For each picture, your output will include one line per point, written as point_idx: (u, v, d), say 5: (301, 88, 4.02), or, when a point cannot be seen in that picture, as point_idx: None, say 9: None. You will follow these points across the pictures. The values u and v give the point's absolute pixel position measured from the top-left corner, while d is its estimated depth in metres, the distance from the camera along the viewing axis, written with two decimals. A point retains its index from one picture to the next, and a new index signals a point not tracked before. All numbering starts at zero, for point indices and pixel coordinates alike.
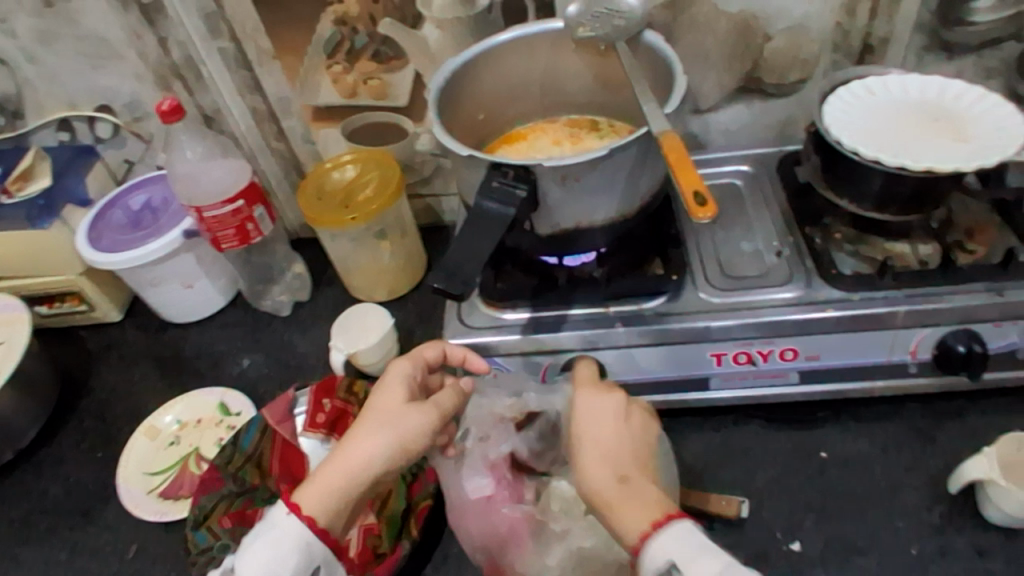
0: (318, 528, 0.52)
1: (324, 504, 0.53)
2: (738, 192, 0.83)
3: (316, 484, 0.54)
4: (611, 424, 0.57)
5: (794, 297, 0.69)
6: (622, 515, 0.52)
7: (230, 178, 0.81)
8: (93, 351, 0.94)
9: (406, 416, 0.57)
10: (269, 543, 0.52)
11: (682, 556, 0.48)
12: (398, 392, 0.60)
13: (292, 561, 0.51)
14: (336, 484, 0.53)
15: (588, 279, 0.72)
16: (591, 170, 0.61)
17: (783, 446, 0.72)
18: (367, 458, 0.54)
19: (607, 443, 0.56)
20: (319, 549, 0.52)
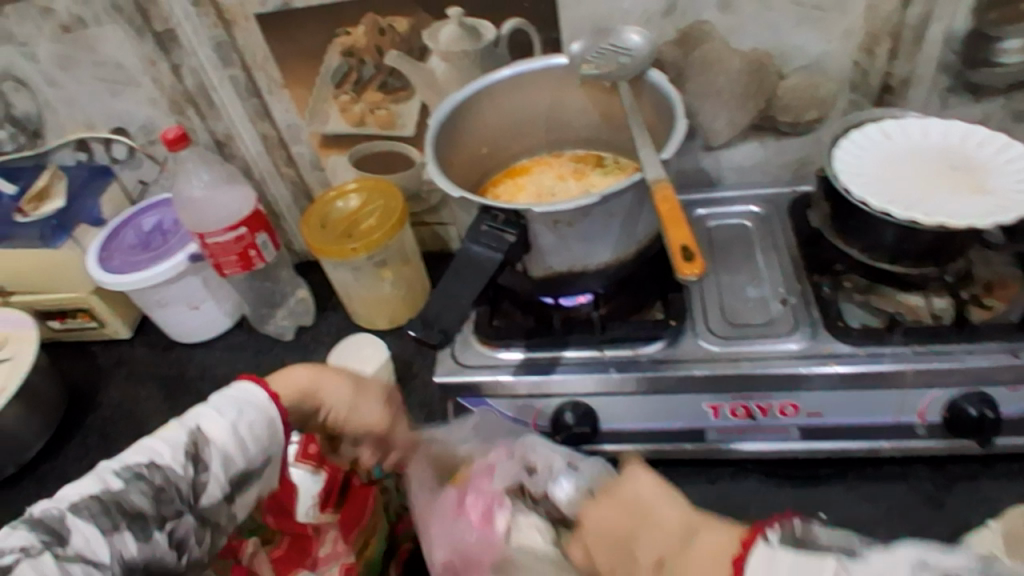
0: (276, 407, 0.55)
1: (286, 389, 0.58)
2: (748, 234, 0.80)
3: (290, 376, 0.58)
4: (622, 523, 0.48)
5: (797, 349, 0.66)
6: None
7: (235, 205, 0.82)
8: (101, 367, 0.96)
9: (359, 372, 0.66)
10: (240, 411, 0.53)
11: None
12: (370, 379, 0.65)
13: (255, 416, 0.53)
14: (305, 383, 0.58)
15: (584, 321, 0.71)
16: (584, 217, 0.60)
17: (780, 505, 0.69)
18: (333, 391, 0.60)
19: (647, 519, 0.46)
20: (279, 437, 0.55)
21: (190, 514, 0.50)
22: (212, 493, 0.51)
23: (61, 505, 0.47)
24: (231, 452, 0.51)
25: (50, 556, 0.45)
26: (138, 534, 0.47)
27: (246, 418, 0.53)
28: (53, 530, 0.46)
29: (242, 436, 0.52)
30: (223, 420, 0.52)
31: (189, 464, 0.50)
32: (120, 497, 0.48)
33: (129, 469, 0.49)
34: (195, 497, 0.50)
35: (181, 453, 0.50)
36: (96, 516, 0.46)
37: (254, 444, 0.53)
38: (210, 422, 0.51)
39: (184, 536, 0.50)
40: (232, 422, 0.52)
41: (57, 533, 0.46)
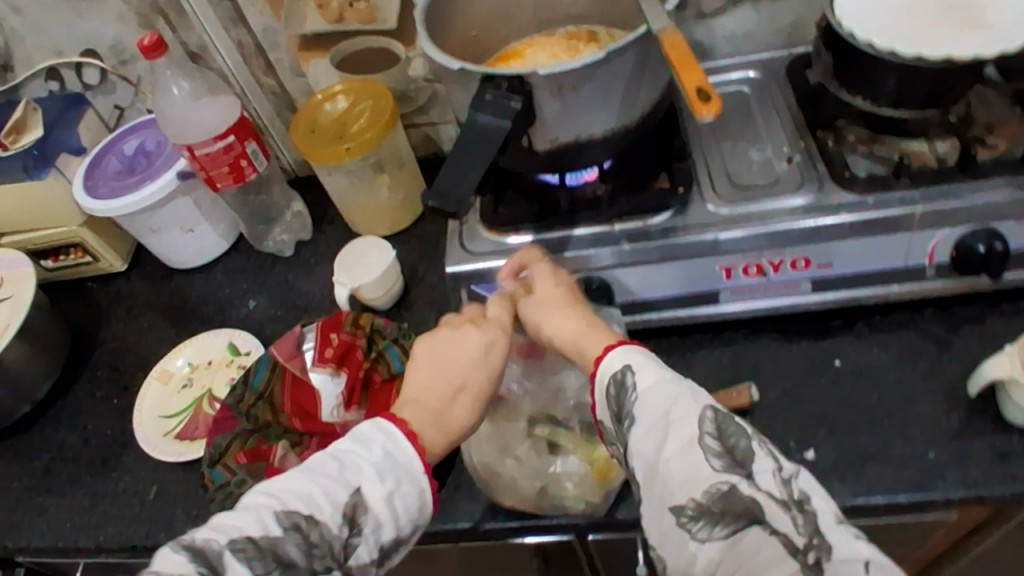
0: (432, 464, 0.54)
1: (441, 443, 0.55)
2: (747, 100, 0.79)
3: (426, 424, 0.55)
4: (563, 287, 0.62)
5: (804, 204, 0.66)
6: (589, 344, 0.57)
7: (219, 115, 0.79)
8: (101, 302, 0.94)
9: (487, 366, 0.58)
10: (397, 480, 0.51)
11: (638, 361, 0.52)
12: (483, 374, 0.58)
13: (414, 502, 0.52)
14: (441, 430, 0.55)
15: (591, 200, 0.70)
16: (586, 80, 0.58)
17: (795, 357, 0.70)
18: (461, 415, 0.56)
19: (572, 298, 0.61)
20: (429, 510, 0.53)
21: (337, 574, 0.48)
22: (363, 562, 0.50)
23: (221, 539, 0.47)
24: (383, 524, 0.50)
25: None
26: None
27: (404, 489, 0.51)
28: (211, 564, 0.46)
29: (396, 512, 0.51)
30: (385, 493, 0.50)
31: (344, 525, 0.49)
32: (278, 546, 0.47)
33: (289, 517, 0.48)
34: (344, 557, 0.49)
35: (339, 513, 0.49)
36: (251, 560, 0.46)
37: (405, 518, 0.51)
38: (370, 487, 0.50)
39: None
40: (390, 492, 0.51)
41: (216, 570, 0.45)
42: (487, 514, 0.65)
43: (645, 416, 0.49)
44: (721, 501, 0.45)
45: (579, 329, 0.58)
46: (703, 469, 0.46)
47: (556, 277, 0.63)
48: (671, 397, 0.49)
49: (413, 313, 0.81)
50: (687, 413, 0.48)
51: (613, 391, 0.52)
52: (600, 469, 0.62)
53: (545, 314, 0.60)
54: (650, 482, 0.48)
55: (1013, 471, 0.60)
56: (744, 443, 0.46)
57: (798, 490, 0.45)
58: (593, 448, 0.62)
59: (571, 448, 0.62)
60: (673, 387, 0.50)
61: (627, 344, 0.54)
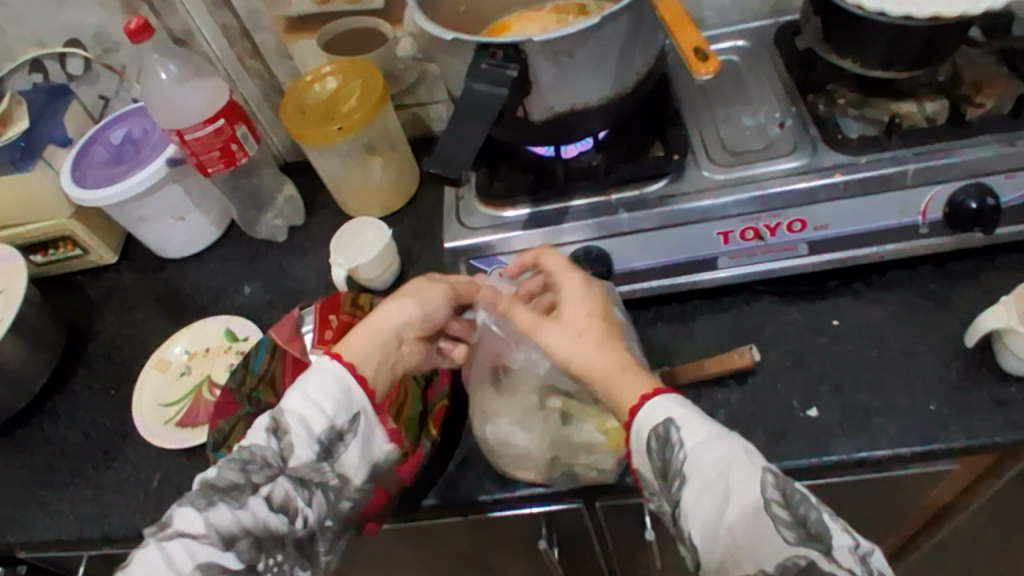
0: (356, 373, 0.56)
1: (363, 355, 0.57)
2: (737, 69, 0.79)
3: (351, 340, 0.58)
4: (592, 310, 0.58)
5: (799, 166, 0.67)
6: (618, 388, 0.54)
7: (207, 99, 0.78)
8: (93, 295, 0.92)
9: (421, 290, 0.61)
10: (307, 381, 0.55)
11: (679, 414, 0.51)
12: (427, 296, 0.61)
13: (337, 392, 0.55)
14: (373, 339, 0.58)
15: (586, 170, 0.70)
16: (582, 45, 0.58)
17: (794, 319, 0.71)
18: (393, 321, 0.59)
19: (602, 320, 0.57)
20: (356, 393, 0.56)
21: (284, 477, 0.53)
22: (301, 456, 0.53)
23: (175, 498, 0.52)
24: (308, 415, 0.54)
25: (155, 540, 0.50)
26: (233, 505, 0.51)
27: (319, 385, 0.55)
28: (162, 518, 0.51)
29: (314, 402, 0.54)
30: (298, 396, 0.54)
31: (272, 436, 0.53)
32: (213, 478, 0.52)
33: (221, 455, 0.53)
34: (284, 461, 0.53)
35: (265, 429, 0.54)
36: (194, 499, 0.51)
37: (329, 405, 0.55)
38: (285, 397, 0.55)
39: (285, 499, 0.53)
40: (302, 391, 0.55)
41: (167, 517, 0.51)
42: (495, 485, 0.65)
43: (696, 478, 0.48)
44: (798, 575, 0.44)
45: (609, 363, 0.55)
46: (774, 541, 0.45)
47: (591, 293, 0.59)
48: (721, 458, 0.48)
49: None
50: (747, 478, 0.47)
51: (658, 447, 0.51)
52: (615, 437, 0.61)
53: (570, 343, 0.56)
54: (707, 544, 0.47)
55: (1012, 419, 0.61)
56: (816, 515, 0.46)
57: (876, 567, 0.45)
58: (604, 415, 0.62)
59: (584, 417, 0.62)
60: (722, 447, 0.49)
61: (666, 393, 0.52)
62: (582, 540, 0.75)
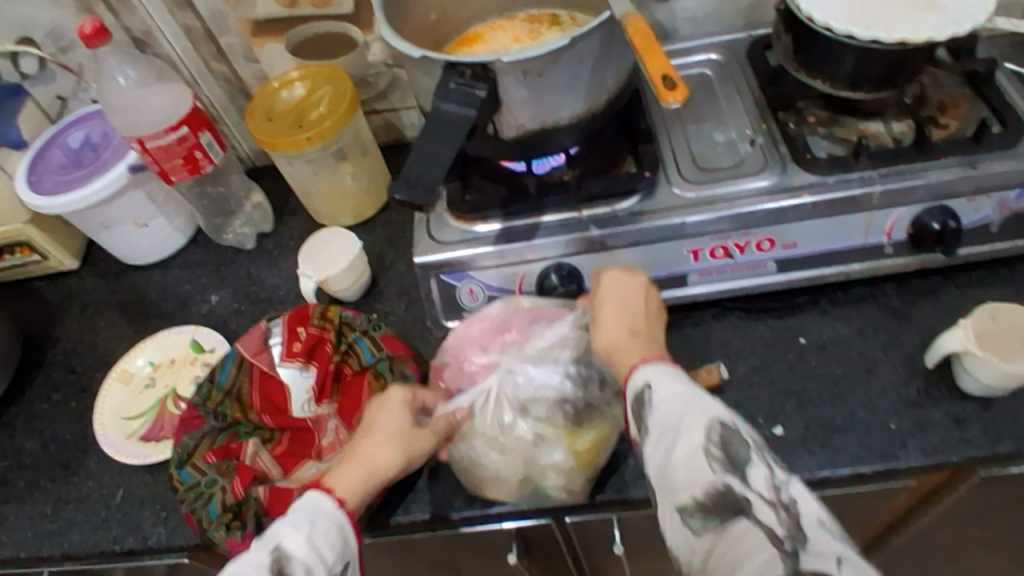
0: (346, 511, 0.55)
1: (353, 495, 0.56)
2: (709, 82, 0.79)
3: (339, 478, 0.56)
4: (620, 300, 0.59)
5: (769, 185, 0.67)
6: (622, 355, 0.55)
7: (170, 104, 0.76)
8: (52, 301, 0.90)
9: (412, 432, 0.60)
10: (313, 524, 0.53)
11: (654, 376, 0.50)
12: (414, 434, 0.60)
13: (336, 541, 0.53)
14: (358, 476, 0.57)
15: (558, 184, 0.70)
16: (552, 64, 0.57)
17: (762, 335, 0.72)
18: (383, 461, 0.58)
19: (622, 305, 0.59)
20: (351, 543, 0.54)
21: None
22: None
23: None
24: (311, 562, 0.51)
25: None
26: None
27: (324, 531, 0.53)
28: None
29: (319, 550, 0.51)
30: (303, 540, 0.51)
31: None
32: None
33: None
34: None
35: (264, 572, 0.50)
36: None
37: (332, 554, 0.52)
38: (287, 535, 0.51)
39: None
40: (308, 535, 0.52)
41: None
42: (466, 503, 0.65)
43: (657, 430, 0.48)
44: (717, 501, 0.43)
45: (619, 336, 0.57)
46: (702, 474, 0.44)
47: (630, 286, 0.60)
48: (678, 407, 0.47)
49: (382, 304, 0.80)
50: (695, 423, 0.46)
51: (637, 407, 0.50)
52: (584, 457, 0.62)
53: (617, 328, 0.57)
54: (661, 484, 0.46)
55: (967, 436, 0.62)
56: (747, 452, 0.45)
57: (788, 496, 0.44)
58: (574, 436, 0.62)
59: (554, 440, 0.62)
60: (686, 397, 0.48)
61: (657, 362, 0.52)
62: (554, 552, 0.76)
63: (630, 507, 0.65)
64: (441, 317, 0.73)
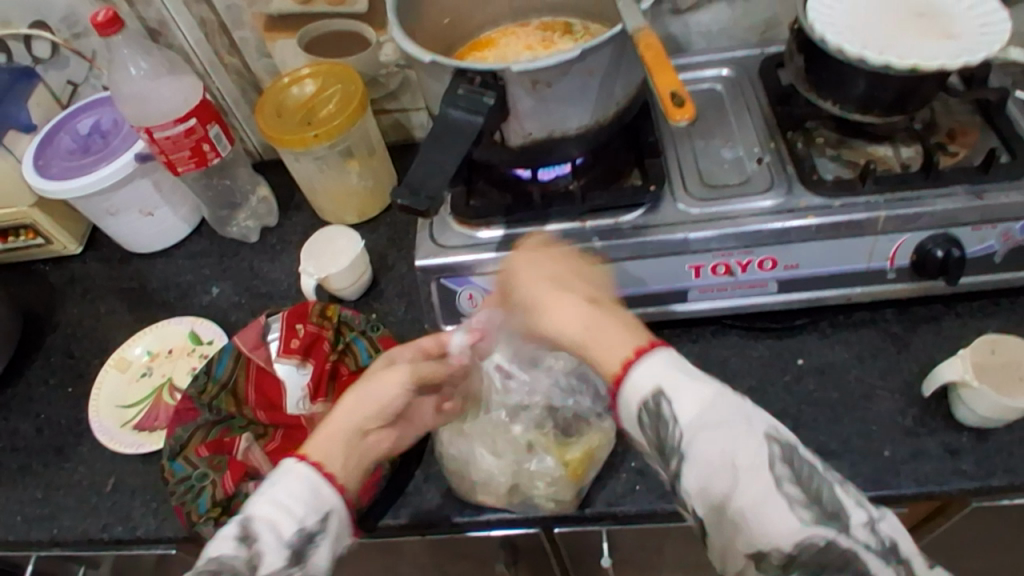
0: (323, 471, 0.50)
1: (329, 452, 0.51)
2: (719, 98, 0.79)
3: (314, 443, 0.51)
4: (547, 276, 0.56)
5: (774, 205, 0.67)
6: (595, 348, 0.50)
7: (180, 95, 0.76)
8: (54, 285, 0.90)
9: (377, 381, 0.55)
10: (275, 485, 0.49)
11: (667, 381, 0.45)
12: (383, 382, 0.55)
13: (304, 492, 0.48)
14: (331, 435, 0.52)
15: (563, 193, 0.70)
16: (562, 74, 0.57)
17: (760, 355, 0.72)
18: (353, 416, 0.53)
19: (563, 283, 0.55)
20: (326, 492, 0.49)
21: None
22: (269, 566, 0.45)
23: None
24: (278, 520, 0.47)
25: None
26: None
27: (286, 486, 0.48)
28: None
29: (285, 506, 0.47)
30: (262, 500, 0.48)
31: (239, 547, 0.46)
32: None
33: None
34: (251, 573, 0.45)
35: (230, 541, 0.46)
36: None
37: (302, 510, 0.48)
38: (252, 504, 0.48)
39: None
40: (270, 497, 0.48)
41: None
42: (454, 508, 0.65)
43: (699, 456, 0.43)
44: (815, 556, 0.41)
45: (583, 319, 0.52)
46: (788, 523, 0.41)
47: (543, 261, 0.58)
48: (723, 426, 0.43)
49: (381, 304, 0.80)
50: (751, 452, 0.43)
51: (654, 421, 0.45)
52: (575, 469, 0.62)
53: (559, 315, 0.53)
54: (722, 520, 0.43)
55: (961, 467, 0.62)
56: (829, 488, 0.42)
57: (888, 538, 0.42)
58: (564, 447, 0.63)
59: (546, 448, 0.62)
60: (723, 414, 0.44)
61: (652, 351, 0.47)
62: (541, 561, 0.76)
63: (619, 521, 0.65)
64: (439, 321, 0.73)
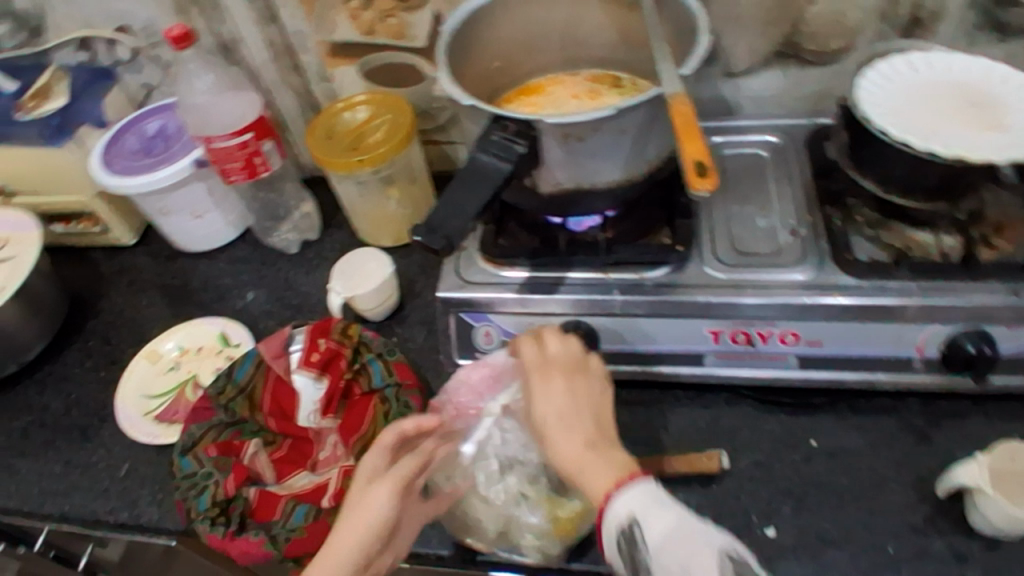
0: None
1: None
2: (761, 165, 0.79)
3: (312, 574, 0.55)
4: (559, 408, 0.58)
5: (803, 279, 0.66)
6: (586, 478, 0.54)
7: (240, 110, 0.80)
8: (104, 273, 0.95)
9: (368, 493, 0.57)
10: None
11: (641, 509, 0.50)
12: (373, 497, 0.57)
13: None
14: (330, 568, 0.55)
15: (589, 243, 0.71)
16: (595, 131, 0.58)
17: (772, 430, 0.70)
18: (347, 543, 0.56)
19: (568, 419, 0.57)
20: None
21: None
22: None
23: None
24: None
25: None
26: None
27: None
28: None
29: None
30: None
31: None
32: None
33: None
34: None
35: None
36: None
37: None
38: None
39: None
40: None
41: None
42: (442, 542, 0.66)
43: (662, 572, 0.48)
44: None
45: (576, 450, 0.55)
46: None
47: (551, 388, 0.59)
48: (686, 543, 0.48)
49: (402, 329, 0.82)
50: (706, 562, 0.47)
51: (626, 542, 0.51)
52: (565, 525, 0.61)
53: (557, 427, 0.57)
54: None
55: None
56: None
57: None
58: (556, 504, 0.62)
59: (534, 503, 0.62)
60: (684, 536, 0.49)
61: (631, 483, 0.52)
62: None
63: None
64: (454, 353, 0.74)
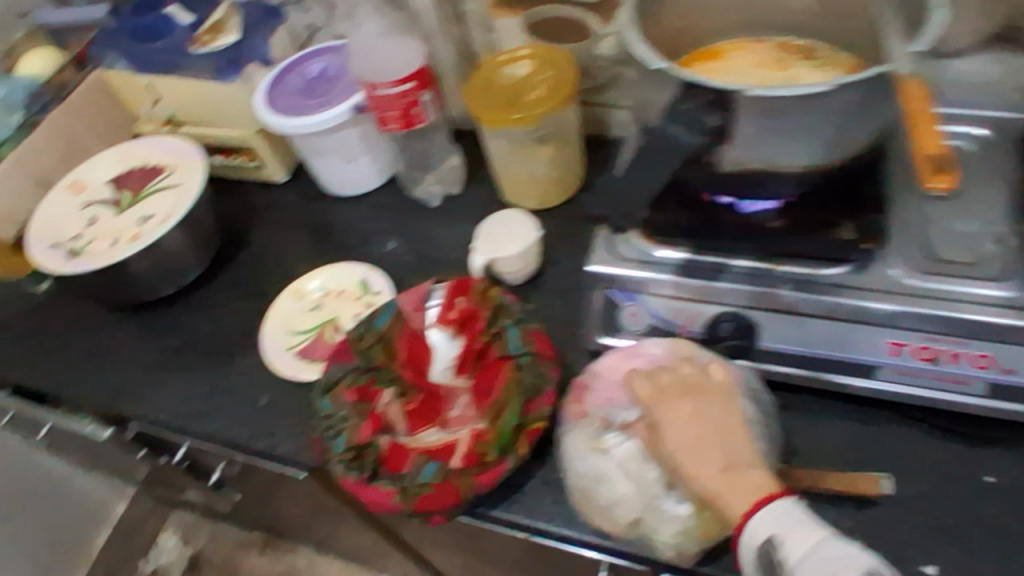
0: None
1: None
2: (964, 159, 0.68)
3: None
4: (689, 434, 0.54)
5: (1006, 298, 0.58)
6: (729, 500, 0.51)
7: (403, 56, 0.79)
8: (255, 207, 0.99)
9: None
10: None
11: (782, 530, 0.49)
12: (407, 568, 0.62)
13: None
14: None
15: (760, 231, 0.65)
16: (797, 108, 0.54)
17: (939, 457, 0.64)
18: None
19: (700, 446, 0.53)
20: None
21: None
22: None
23: None
24: None
25: None
26: None
27: None
28: None
29: None
30: None
31: None
32: None
33: None
34: None
35: None
36: None
37: None
38: None
39: None
40: None
41: None
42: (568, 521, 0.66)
43: None
44: None
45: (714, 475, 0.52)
46: None
47: (678, 414, 0.55)
48: (834, 562, 0.47)
49: (540, 297, 0.80)
50: None
51: (764, 564, 0.50)
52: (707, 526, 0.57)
53: (690, 453, 0.53)
54: None
55: None
56: None
57: None
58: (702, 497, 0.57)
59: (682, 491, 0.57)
60: (832, 556, 0.48)
61: (772, 504, 0.50)
62: None
63: None
64: (596, 331, 0.70)
